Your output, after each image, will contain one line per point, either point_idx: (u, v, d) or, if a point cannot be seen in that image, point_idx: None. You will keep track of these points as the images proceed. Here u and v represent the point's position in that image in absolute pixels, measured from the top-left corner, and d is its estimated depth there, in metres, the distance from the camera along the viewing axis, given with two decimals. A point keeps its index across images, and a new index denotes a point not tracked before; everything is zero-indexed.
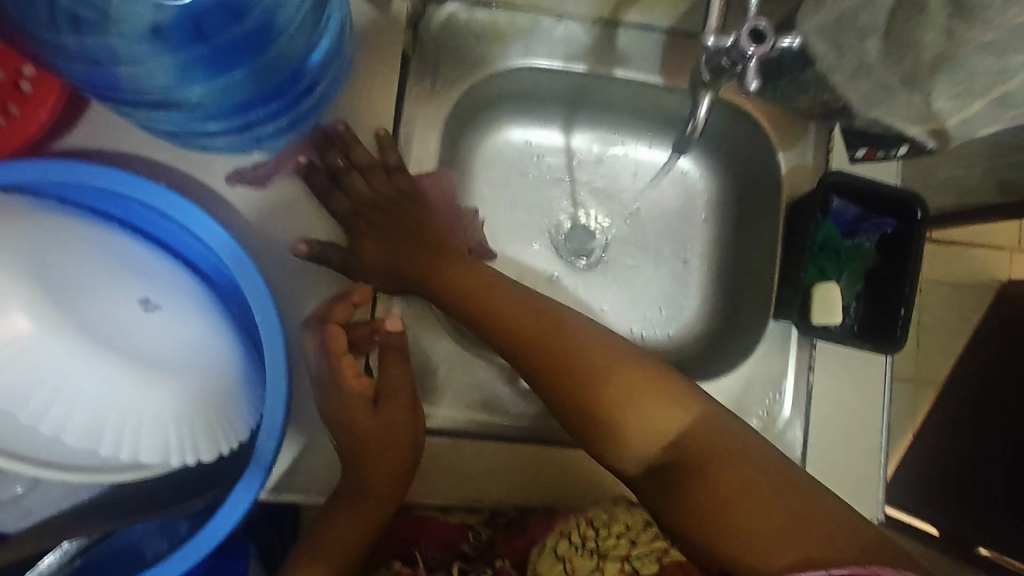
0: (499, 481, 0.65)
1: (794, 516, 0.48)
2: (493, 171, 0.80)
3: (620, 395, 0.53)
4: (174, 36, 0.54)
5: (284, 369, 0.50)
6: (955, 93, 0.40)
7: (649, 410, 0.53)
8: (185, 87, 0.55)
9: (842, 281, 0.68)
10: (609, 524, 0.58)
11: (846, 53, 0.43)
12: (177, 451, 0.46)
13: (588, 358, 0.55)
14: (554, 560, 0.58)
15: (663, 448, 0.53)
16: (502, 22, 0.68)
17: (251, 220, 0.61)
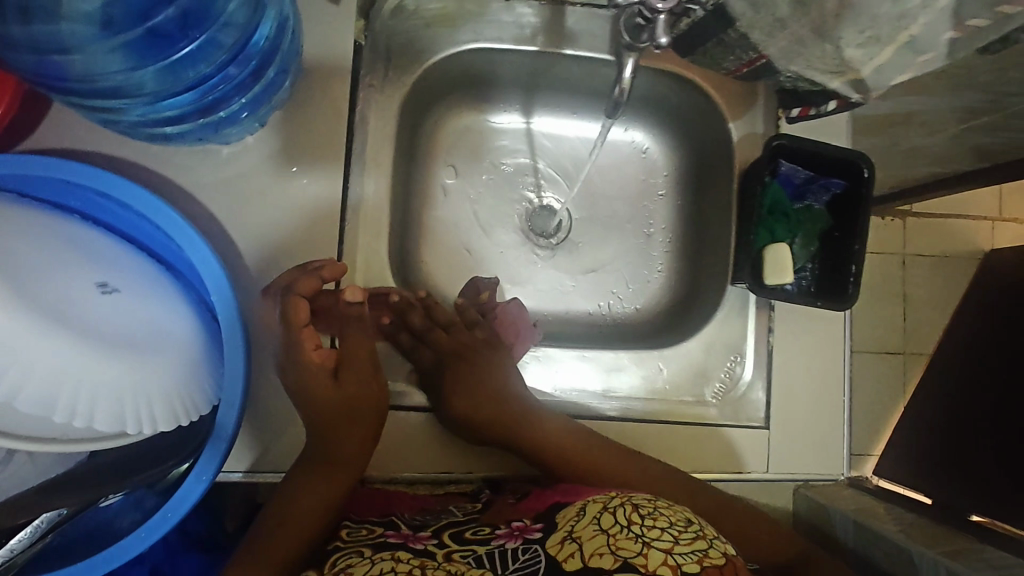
0: (459, 446, 0.68)
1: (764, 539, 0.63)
2: (454, 155, 0.81)
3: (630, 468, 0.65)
4: (123, 24, 0.57)
5: (241, 343, 0.51)
6: (862, 41, 0.42)
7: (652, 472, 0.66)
8: (136, 71, 0.56)
9: (795, 242, 0.70)
10: (655, 515, 0.53)
11: (761, 10, 0.44)
12: (136, 420, 0.48)
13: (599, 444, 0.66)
14: (595, 530, 0.52)
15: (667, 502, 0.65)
16: (451, 7, 0.70)
17: (214, 209, 0.64)
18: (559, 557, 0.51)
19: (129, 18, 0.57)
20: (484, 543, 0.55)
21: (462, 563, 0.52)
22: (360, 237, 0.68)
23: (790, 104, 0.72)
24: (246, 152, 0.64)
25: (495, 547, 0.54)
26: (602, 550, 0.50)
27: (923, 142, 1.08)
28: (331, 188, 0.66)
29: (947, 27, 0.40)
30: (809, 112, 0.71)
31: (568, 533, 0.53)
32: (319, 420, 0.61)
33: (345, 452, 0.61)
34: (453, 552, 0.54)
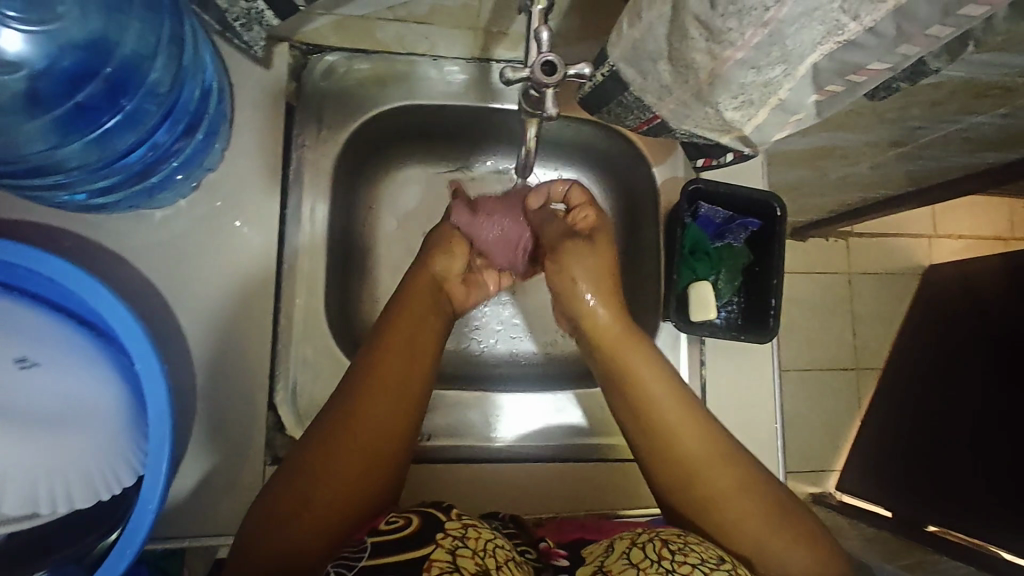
0: (482, 485, 0.71)
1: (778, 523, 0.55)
2: (394, 206, 0.82)
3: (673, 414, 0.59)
4: (51, 98, 0.57)
5: (167, 409, 0.51)
6: (738, 104, 0.45)
7: (690, 436, 0.58)
8: (60, 148, 0.57)
9: (719, 279, 0.74)
10: (684, 550, 0.50)
11: (648, 77, 0.48)
12: (63, 491, 0.51)
13: (660, 397, 0.60)
14: (625, 565, 0.50)
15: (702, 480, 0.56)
16: (381, 67, 0.73)
17: (149, 274, 0.64)
18: None
19: (53, 91, 0.57)
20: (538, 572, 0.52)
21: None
22: (296, 289, 0.70)
23: (691, 154, 0.74)
24: (180, 215, 0.65)
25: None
26: None
27: (849, 171, 1.14)
28: (266, 248, 0.67)
29: (809, 90, 0.44)
30: (711, 162, 0.74)
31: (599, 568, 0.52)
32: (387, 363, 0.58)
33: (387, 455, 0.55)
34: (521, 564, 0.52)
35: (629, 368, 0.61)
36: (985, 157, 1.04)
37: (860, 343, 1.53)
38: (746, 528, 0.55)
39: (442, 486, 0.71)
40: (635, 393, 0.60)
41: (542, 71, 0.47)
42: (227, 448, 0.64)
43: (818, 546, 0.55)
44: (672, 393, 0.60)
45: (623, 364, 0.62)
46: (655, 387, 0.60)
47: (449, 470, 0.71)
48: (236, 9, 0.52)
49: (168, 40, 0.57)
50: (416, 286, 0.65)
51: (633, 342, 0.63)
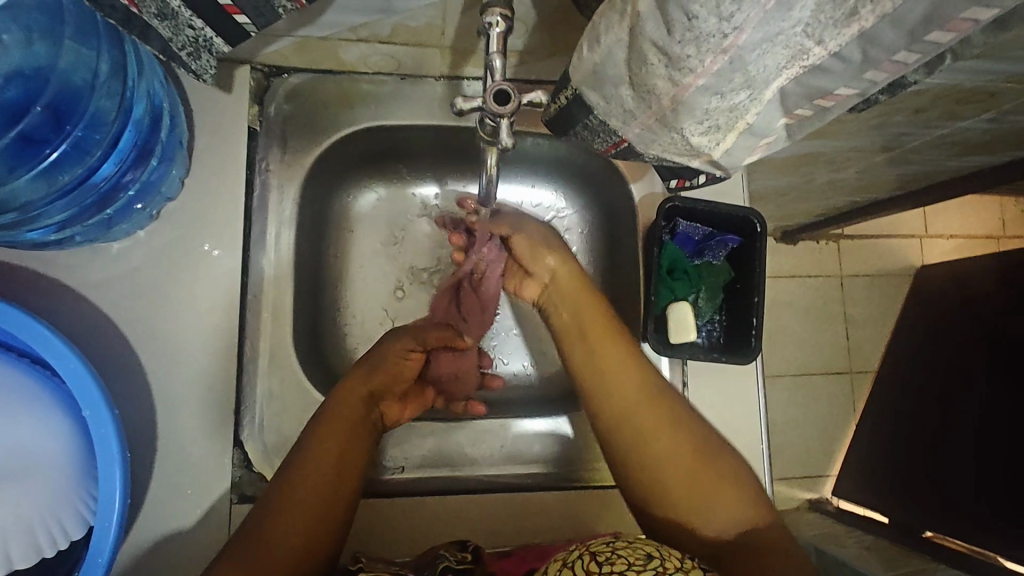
0: (476, 514, 0.67)
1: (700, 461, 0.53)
2: (367, 228, 0.80)
3: (604, 346, 0.60)
4: None
5: (117, 456, 0.48)
6: (703, 130, 0.43)
7: (620, 366, 0.59)
8: (6, 183, 0.55)
9: (699, 297, 0.71)
10: (612, 559, 0.41)
11: (611, 102, 0.46)
12: (10, 549, 0.48)
13: (605, 337, 0.61)
14: None
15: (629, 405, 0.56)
16: (347, 88, 0.71)
17: (107, 309, 0.62)
18: None
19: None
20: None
21: None
22: (263, 320, 0.67)
23: (664, 175, 0.72)
24: (139, 247, 0.63)
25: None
26: None
27: (836, 176, 1.13)
28: (230, 278, 0.65)
29: (777, 113, 0.42)
30: (685, 182, 0.71)
31: None
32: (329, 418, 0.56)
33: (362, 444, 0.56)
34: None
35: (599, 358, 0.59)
36: (971, 160, 1.03)
37: (854, 347, 1.51)
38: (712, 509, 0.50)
39: (428, 516, 0.66)
40: (604, 385, 0.58)
41: (496, 100, 0.47)
42: (193, 487, 0.62)
43: (748, 500, 0.51)
44: (614, 333, 0.61)
45: (580, 325, 0.63)
46: (615, 365, 0.59)
47: (441, 503, 0.67)
48: (181, 37, 0.50)
49: (110, 67, 0.55)
50: (348, 387, 0.60)
51: (608, 332, 0.61)
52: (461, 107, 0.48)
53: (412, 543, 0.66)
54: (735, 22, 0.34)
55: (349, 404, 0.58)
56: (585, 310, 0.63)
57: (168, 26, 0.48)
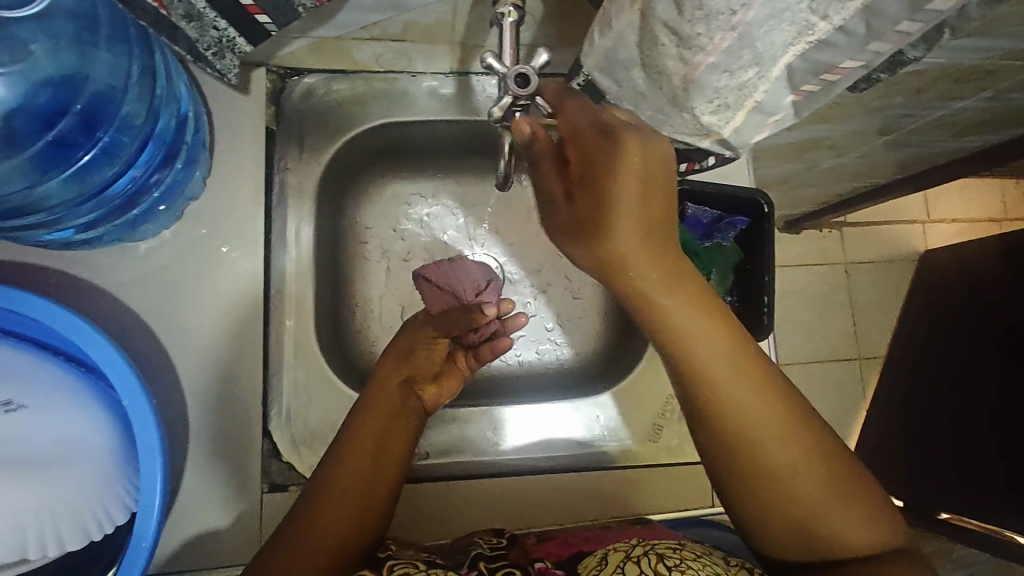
0: (533, 497, 0.71)
1: (832, 467, 0.48)
2: (383, 221, 0.82)
3: (697, 322, 0.48)
4: (27, 136, 0.56)
5: (158, 445, 0.50)
6: (714, 108, 0.45)
7: (715, 349, 0.49)
8: (39, 186, 0.56)
9: (712, 278, 0.73)
10: (681, 566, 0.50)
11: (623, 85, 0.48)
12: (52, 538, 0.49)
13: (691, 322, 0.48)
14: None
15: (746, 410, 0.49)
16: (360, 88, 0.73)
17: (137, 307, 0.64)
18: None
19: (29, 127, 0.56)
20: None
21: None
22: (286, 314, 0.69)
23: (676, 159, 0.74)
24: (166, 245, 0.65)
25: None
26: None
27: (836, 162, 1.17)
28: (253, 273, 0.66)
29: (786, 90, 0.44)
30: (694, 166, 0.72)
31: None
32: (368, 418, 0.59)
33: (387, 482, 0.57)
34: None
35: (702, 357, 0.48)
36: (970, 141, 1.07)
37: (865, 333, 1.55)
38: (834, 522, 0.47)
39: (486, 497, 0.70)
40: (711, 380, 0.49)
41: (516, 83, 0.50)
42: (225, 476, 0.63)
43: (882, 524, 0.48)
44: (699, 303, 0.49)
45: (664, 317, 0.49)
46: (712, 338, 0.49)
47: (493, 484, 0.71)
48: (207, 37, 0.52)
49: (139, 71, 0.57)
50: (387, 376, 0.63)
51: (680, 288, 0.48)
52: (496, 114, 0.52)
53: (471, 521, 0.70)
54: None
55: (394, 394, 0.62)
56: (698, 324, 0.48)
57: (194, 27, 0.50)
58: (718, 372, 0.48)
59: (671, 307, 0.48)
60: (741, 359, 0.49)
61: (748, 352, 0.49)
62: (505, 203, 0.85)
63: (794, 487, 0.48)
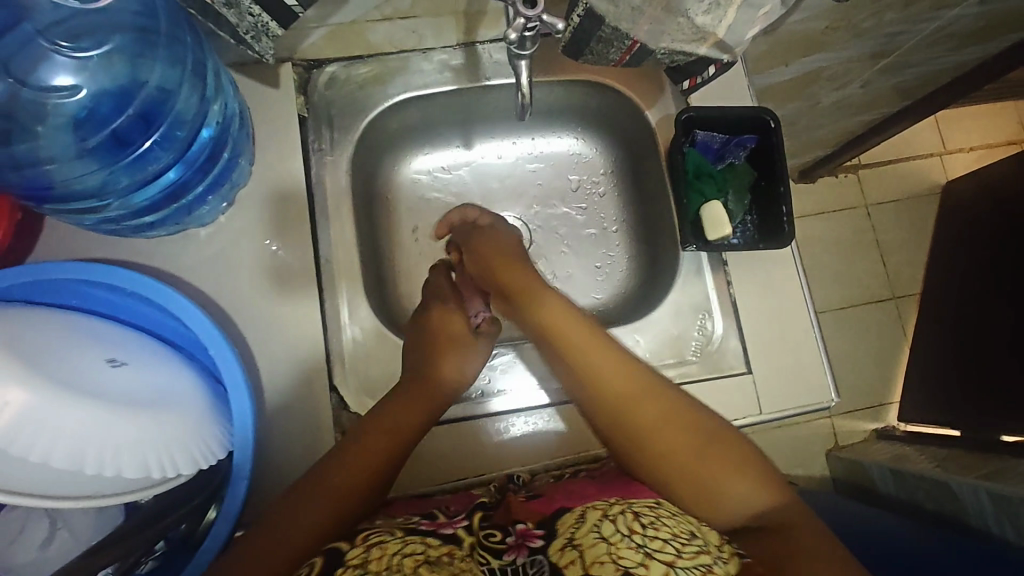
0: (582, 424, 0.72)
1: (706, 441, 0.63)
2: (410, 199, 0.89)
3: (577, 333, 0.71)
4: (93, 130, 0.63)
5: (249, 397, 0.56)
6: (706, 8, 0.50)
7: (595, 355, 0.69)
8: (107, 173, 0.63)
9: (728, 198, 0.76)
10: (656, 526, 0.56)
11: (619, 4, 0.52)
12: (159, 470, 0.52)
13: (578, 337, 0.71)
14: (596, 537, 0.55)
15: (625, 394, 0.67)
16: (376, 70, 0.78)
17: (202, 286, 0.70)
18: (560, 564, 0.54)
19: (94, 124, 0.63)
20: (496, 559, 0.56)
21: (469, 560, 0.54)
22: (336, 280, 0.74)
23: (677, 78, 0.79)
24: (221, 227, 0.71)
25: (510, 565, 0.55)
26: (603, 556, 0.53)
27: (840, 94, 1.20)
28: (301, 245, 0.72)
29: None
30: (696, 81, 0.78)
31: (568, 540, 0.56)
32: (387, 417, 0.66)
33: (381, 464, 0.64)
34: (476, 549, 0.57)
35: (585, 357, 0.69)
36: (972, 51, 1.09)
37: (897, 269, 1.55)
38: (722, 485, 0.60)
39: (536, 429, 0.73)
40: (594, 381, 0.68)
41: (523, 6, 0.53)
42: (299, 430, 0.69)
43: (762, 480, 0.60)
44: (586, 330, 0.71)
45: (564, 335, 0.71)
46: (588, 345, 0.70)
47: (543, 416, 0.73)
48: (245, 23, 0.58)
49: (193, 66, 0.62)
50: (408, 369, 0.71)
51: (566, 313, 0.73)
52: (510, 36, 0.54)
53: (522, 454, 0.72)
54: None
55: (416, 395, 0.69)
56: (593, 355, 0.69)
57: (234, 13, 0.56)
58: (613, 384, 0.67)
59: (551, 319, 0.73)
60: (617, 359, 0.69)
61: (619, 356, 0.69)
62: (521, 165, 0.93)
63: (669, 461, 0.63)
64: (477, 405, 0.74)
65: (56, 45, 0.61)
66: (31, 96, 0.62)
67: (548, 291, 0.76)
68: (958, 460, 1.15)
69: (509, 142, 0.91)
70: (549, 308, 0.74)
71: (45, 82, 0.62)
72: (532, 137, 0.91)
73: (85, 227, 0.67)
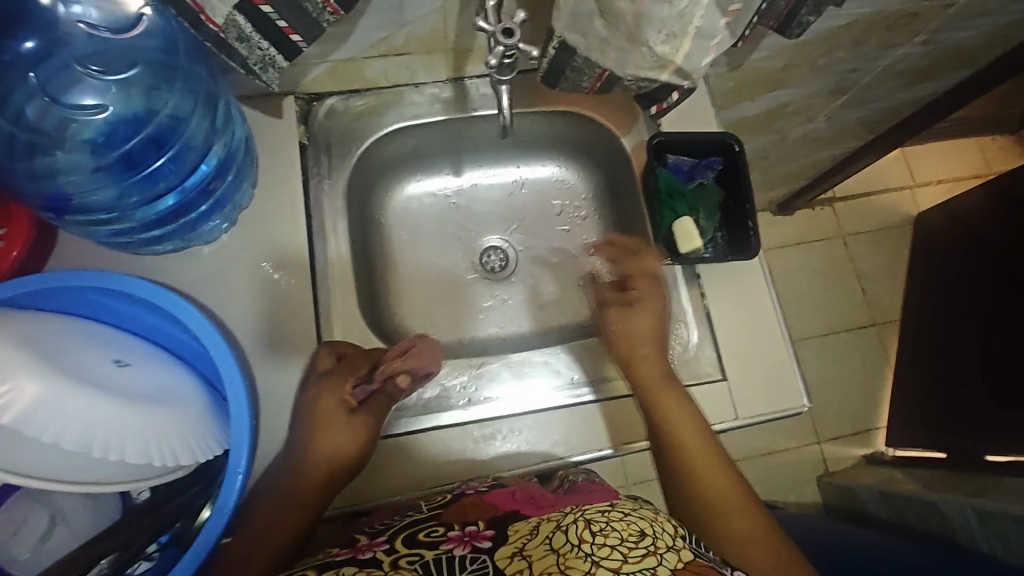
0: (565, 427, 0.76)
1: (764, 533, 0.68)
2: (402, 223, 0.95)
3: (667, 387, 0.74)
4: (107, 147, 0.67)
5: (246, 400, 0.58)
6: (665, 39, 0.56)
7: (679, 414, 0.73)
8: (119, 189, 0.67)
9: (700, 216, 0.81)
10: (605, 531, 0.55)
11: (589, 36, 0.59)
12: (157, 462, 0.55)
13: (672, 398, 0.74)
14: (545, 549, 0.54)
15: (707, 464, 0.71)
16: (373, 102, 0.85)
17: (205, 299, 0.75)
18: (508, 571, 0.53)
19: (110, 142, 0.67)
20: (433, 549, 0.58)
21: (408, 570, 0.54)
22: (332, 294, 0.79)
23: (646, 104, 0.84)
24: (224, 244, 0.76)
25: (445, 555, 0.56)
26: (552, 568, 0.52)
27: (807, 128, 1.28)
28: (299, 262, 0.77)
29: (719, 14, 0.55)
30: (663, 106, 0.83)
31: (518, 551, 0.55)
32: (274, 510, 0.66)
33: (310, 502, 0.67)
34: (400, 560, 0.57)
35: (676, 417, 0.73)
36: (925, 88, 1.18)
37: (874, 295, 1.61)
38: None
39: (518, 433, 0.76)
40: (675, 446, 0.72)
41: (503, 36, 0.60)
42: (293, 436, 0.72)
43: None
44: (674, 391, 0.74)
45: (653, 391, 0.74)
46: (672, 404, 0.73)
47: (526, 420, 0.76)
48: (255, 56, 0.64)
49: (205, 99, 0.68)
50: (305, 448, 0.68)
51: (660, 361, 0.76)
52: (491, 64, 0.62)
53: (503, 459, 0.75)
54: None
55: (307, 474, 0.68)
56: (678, 417, 0.73)
57: (245, 47, 0.62)
58: (694, 447, 0.72)
59: (648, 365, 0.76)
60: (697, 428, 0.73)
61: (702, 424, 0.73)
62: (507, 191, 0.99)
63: (735, 540, 0.68)
64: (462, 414, 0.76)
65: (89, 70, 0.66)
66: (60, 115, 0.66)
67: (638, 324, 0.78)
68: (942, 479, 1.17)
69: (495, 170, 0.98)
70: (641, 358, 0.76)
71: (72, 104, 0.66)
72: (517, 165, 0.98)
73: (96, 240, 0.70)
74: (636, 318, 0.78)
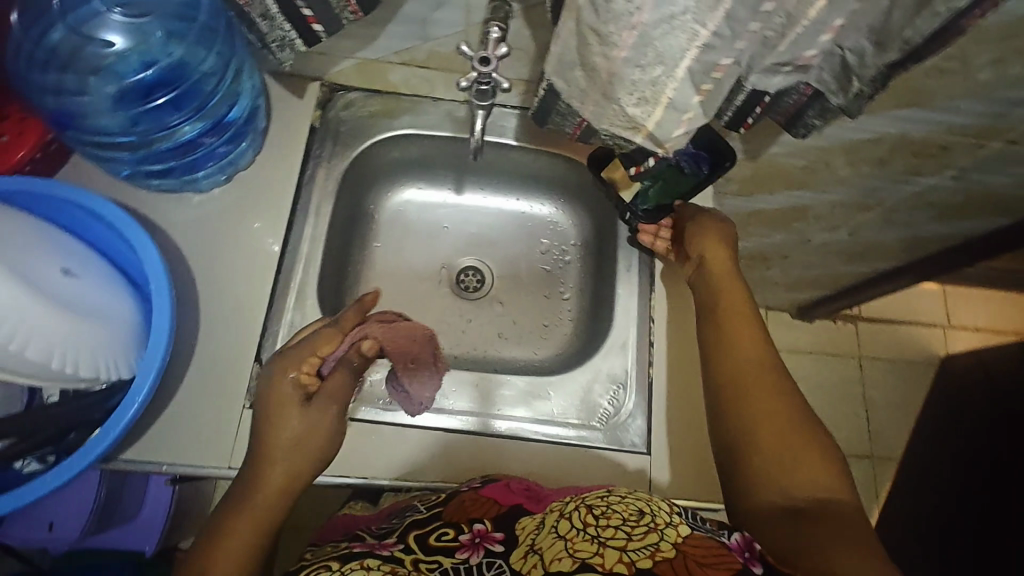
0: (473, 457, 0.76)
1: (791, 423, 0.61)
2: (391, 224, 0.99)
3: (724, 288, 0.73)
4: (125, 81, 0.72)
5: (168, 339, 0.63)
6: (636, 101, 0.58)
7: (733, 313, 0.70)
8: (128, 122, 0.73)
9: (653, 184, 0.84)
10: (608, 514, 0.57)
11: (572, 85, 0.62)
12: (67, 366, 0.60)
13: (738, 297, 0.71)
14: (555, 537, 0.56)
15: (742, 357, 0.66)
16: (390, 104, 0.89)
17: (179, 241, 0.79)
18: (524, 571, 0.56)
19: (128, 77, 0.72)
20: (449, 556, 0.60)
21: None
22: (295, 268, 0.82)
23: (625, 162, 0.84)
24: (212, 197, 0.81)
25: (462, 565, 0.59)
26: (561, 553, 0.54)
27: (827, 237, 1.26)
28: (275, 230, 0.81)
29: (692, 91, 0.56)
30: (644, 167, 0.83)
31: (530, 548, 0.58)
32: (245, 505, 0.61)
33: (276, 510, 0.62)
34: (420, 563, 0.59)
35: (730, 310, 0.70)
36: (956, 225, 1.15)
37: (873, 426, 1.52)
38: (795, 472, 0.58)
39: (423, 449, 0.76)
40: (733, 336, 0.68)
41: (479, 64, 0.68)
42: (216, 389, 0.75)
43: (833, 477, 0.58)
44: (742, 295, 0.72)
45: (718, 295, 0.72)
46: (738, 306, 0.71)
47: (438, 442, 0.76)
48: (273, 34, 0.69)
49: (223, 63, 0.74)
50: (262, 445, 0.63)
51: (728, 273, 0.74)
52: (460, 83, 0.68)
53: (403, 471, 0.75)
54: (636, 3, 0.48)
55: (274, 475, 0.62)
56: (736, 318, 0.70)
57: (267, 24, 0.68)
58: (737, 342, 0.67)
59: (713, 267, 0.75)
60: (751, 326, 0.69)
61: (749, 321, 0.69)
62: (500, 219, 1.01)
63: (748, 429, 0.62)
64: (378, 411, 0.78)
65: (114, 11, 0.70)
66: (82, 43, 0.70)
67: (714, 239, 0.76)
68: None
69: (493, 197, 1.01)
70: (717, 267, 0.75)
71: (95, 36, 0.70)
72: (515, 197, 1.00)
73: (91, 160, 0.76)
74: (717, 230, 0.77)
